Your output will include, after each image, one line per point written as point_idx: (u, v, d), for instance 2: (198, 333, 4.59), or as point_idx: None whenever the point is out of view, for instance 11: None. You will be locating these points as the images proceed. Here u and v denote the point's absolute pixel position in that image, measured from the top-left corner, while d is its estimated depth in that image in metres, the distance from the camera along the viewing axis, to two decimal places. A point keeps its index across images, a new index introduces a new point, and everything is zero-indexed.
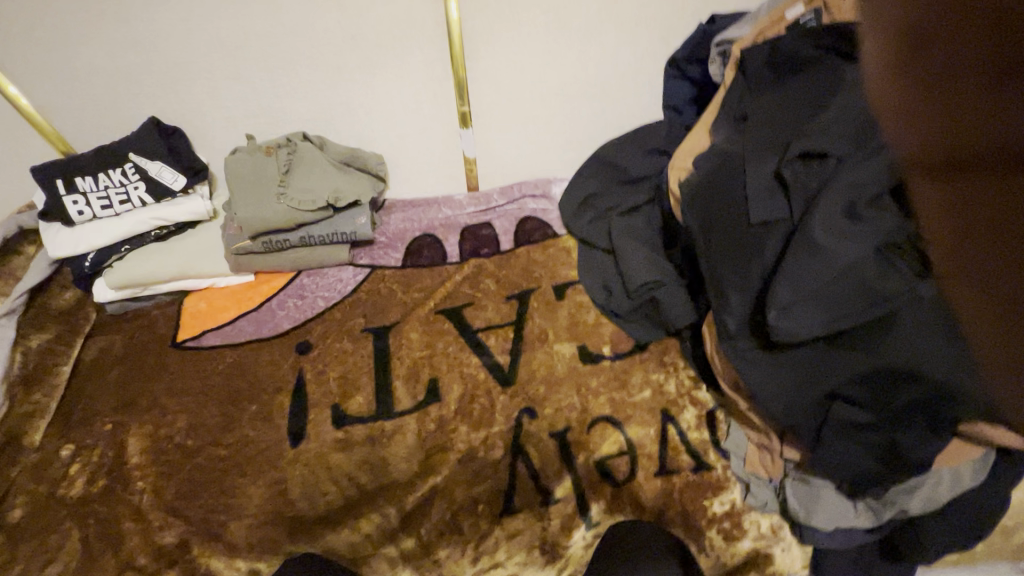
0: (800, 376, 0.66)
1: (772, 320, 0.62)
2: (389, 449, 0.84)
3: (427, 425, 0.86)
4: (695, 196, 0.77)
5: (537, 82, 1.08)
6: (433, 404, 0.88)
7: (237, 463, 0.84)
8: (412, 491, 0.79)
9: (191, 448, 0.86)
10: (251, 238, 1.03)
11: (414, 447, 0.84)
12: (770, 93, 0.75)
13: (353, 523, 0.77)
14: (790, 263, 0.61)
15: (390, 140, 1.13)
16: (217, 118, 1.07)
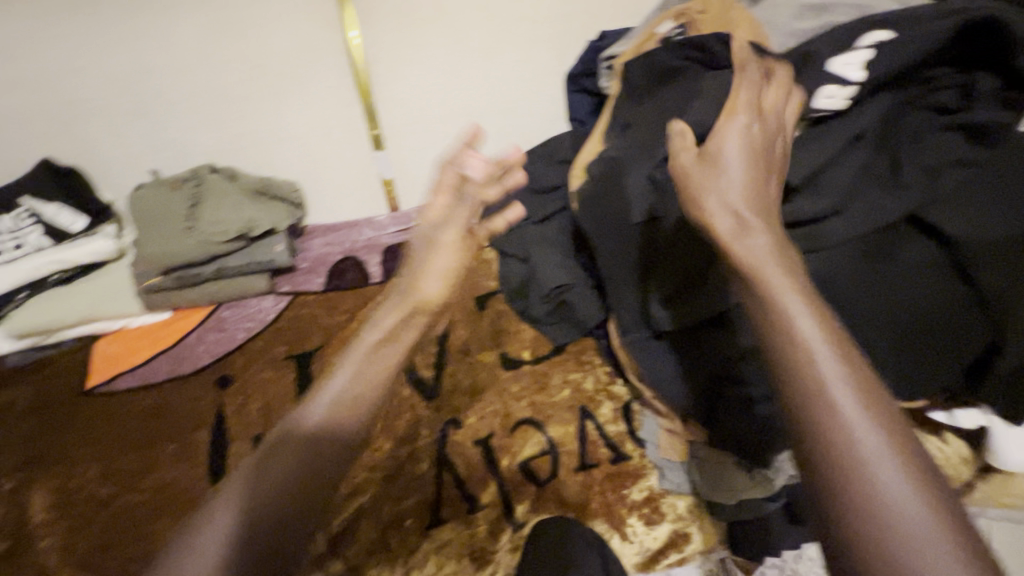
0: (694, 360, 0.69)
1: (655, 311, 0.71)
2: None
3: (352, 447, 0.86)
4: (586, 199, 0.81)
5: (444, 102, 1.11)
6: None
7: (154, 506, 0.81)
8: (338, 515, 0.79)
9: (105, 496, 0.83)
10: (161, 273, 1.01)
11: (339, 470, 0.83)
12: (645, 102, 0.82)
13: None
14: (669, 258, 0.70)
15: (304, 166, 1.13)
16: (119, 155, 1.05)
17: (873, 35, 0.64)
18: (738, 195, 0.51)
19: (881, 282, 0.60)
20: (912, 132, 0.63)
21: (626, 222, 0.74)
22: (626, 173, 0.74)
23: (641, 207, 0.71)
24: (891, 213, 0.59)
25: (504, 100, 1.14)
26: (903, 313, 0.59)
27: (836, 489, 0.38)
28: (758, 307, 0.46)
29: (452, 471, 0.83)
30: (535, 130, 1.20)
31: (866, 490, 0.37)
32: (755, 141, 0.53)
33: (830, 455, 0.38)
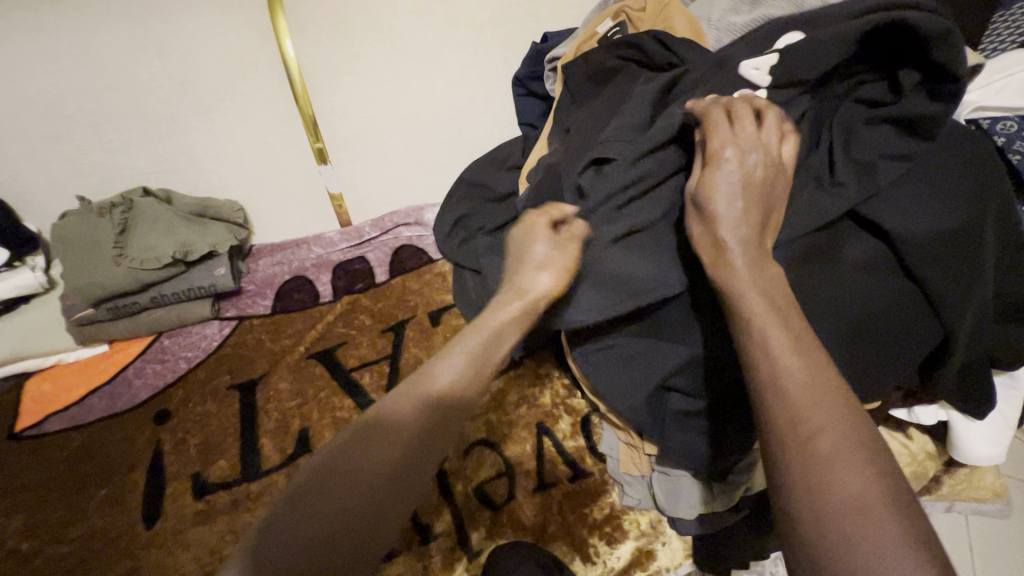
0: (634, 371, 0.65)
1: (569, 316, 0.66)
2: (257, 515, 0.78)
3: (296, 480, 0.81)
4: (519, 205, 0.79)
5: (389, 112, 1.07)
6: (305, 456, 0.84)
7: (81, 559, 0.75)
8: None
9: (29, 552, 0.76)
10: (94, 306, 0.96)
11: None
12: (585, 104, 0.79)
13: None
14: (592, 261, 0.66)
15: (245, 184, 1.08)
16: (41, 181, 0.98)
17: (785, 40, 0.63)
18: (727, 227, 0.52)
19: (836, 283, 0.57)
20: (845, 126, 0.60)
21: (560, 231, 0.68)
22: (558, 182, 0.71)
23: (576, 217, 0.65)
24: (831, 212, 0.57)
25: (452, 108, 1.11)
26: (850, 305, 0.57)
27: (800, 504, 0.38)
28: (741, 335, 0.47)
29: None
30: (485, 138, 1.17)
31: (837, 500, 0.37)
32: (740, 172, 0.54)
33: (793, 467, 0.39)
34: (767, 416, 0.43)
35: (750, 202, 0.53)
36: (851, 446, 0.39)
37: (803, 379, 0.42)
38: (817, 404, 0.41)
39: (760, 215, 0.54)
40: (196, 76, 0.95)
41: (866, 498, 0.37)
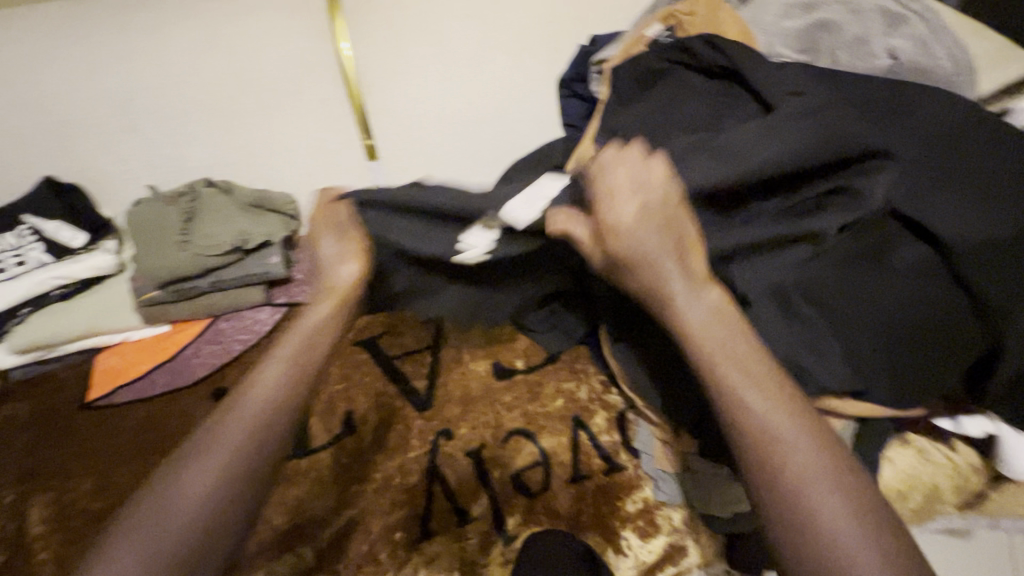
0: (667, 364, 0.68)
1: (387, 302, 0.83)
2: (304, 490, 0.82)
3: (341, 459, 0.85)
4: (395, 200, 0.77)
5: (435, 111, 1.11)
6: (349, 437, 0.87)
7: None
8: (328, 528, 0.78)
9: (103, 511, 0.84)
10: (160, 288, 1.02)
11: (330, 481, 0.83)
12: (630, 106, 0.80)
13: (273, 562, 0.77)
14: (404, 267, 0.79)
15: (298, 178, 1.13)
16: (115, 172, 1.06)
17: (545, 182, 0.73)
18: (663, 266, 0.51)
19: (870, 289, 0.58)
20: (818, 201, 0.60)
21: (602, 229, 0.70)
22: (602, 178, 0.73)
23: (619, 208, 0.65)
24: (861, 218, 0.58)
25: (496, 108, 1.13)
26: (870, 318, 0.57)
27: (780, 518, 0.40)
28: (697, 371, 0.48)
29: (441, 483, 0.82)
30: (530, 139, 1.18)
31: (818, 528, 0.39)
32: (646, 221, 0.53)
33: (768, 483, 0.41)
34: (744, 451, 0.43)
35: (665, 233, 0.52)
36: (822, 468, 0.41)
37: (761, 409, 0.43)
38: (782, 430, 0.42)
39: (674, 241, 0.52)
40: (257, 74, 1.00)
41: (829, 499, 0.39)
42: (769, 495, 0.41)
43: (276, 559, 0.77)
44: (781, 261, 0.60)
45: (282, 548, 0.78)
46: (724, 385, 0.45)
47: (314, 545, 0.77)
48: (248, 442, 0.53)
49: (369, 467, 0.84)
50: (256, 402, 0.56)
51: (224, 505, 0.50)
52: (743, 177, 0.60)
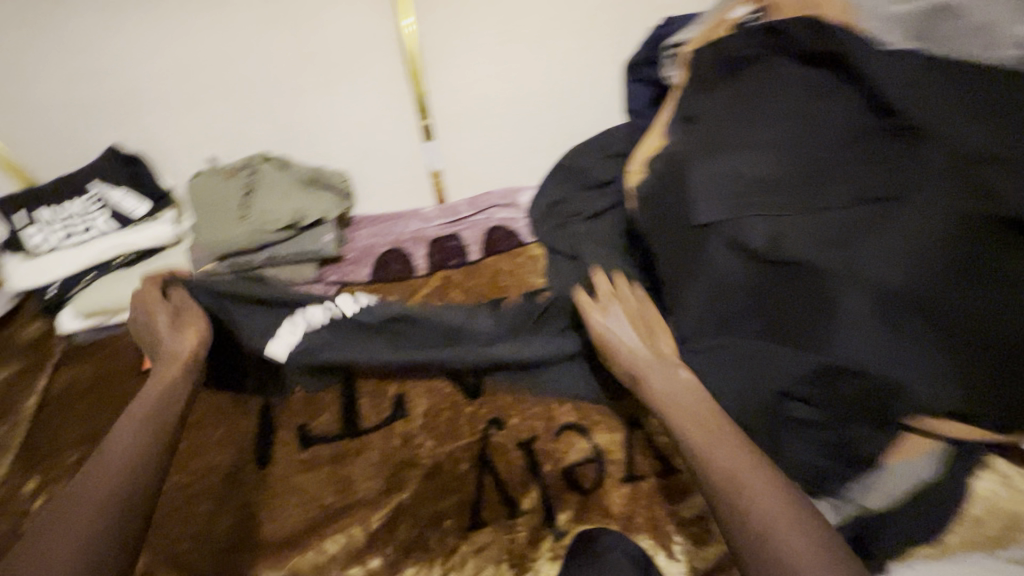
0: (734, 365, 0.64)
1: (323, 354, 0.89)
2: (355, 470, 0.82)
3: (391, 441, 0.85)
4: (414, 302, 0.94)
5: (495, 93, 1.08)
6: (399, 420, 0.87)
7: (203, 489, 0.82)
8: (378, 510, 0.78)
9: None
10: (217, 259, 1.03)
11: (380, 462, 0.83)
12: (711, 93, 0.76)
13: (321, 541, 0.76)
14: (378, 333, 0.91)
15: (354, 157, 1.12)
16: (177, 143, 1.07)
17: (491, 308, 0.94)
18: (639, 352, 0.69)
19: (973, 302, 0.55)
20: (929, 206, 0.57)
21: (684, 223, 0.68)
22: (683, 169, 0.70)
23: (704, 208, 0.65)
24: (958, 226, 0.55)
25: (558, 92, 1.10)
26: (962, 331, 0.55)
27: (746, 539, 0.49)
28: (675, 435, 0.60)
29: (492, 474, 0.81)
30: (587, 126, 1.16)
31: (781, 552, 0.47)
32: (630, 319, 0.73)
33: (728, 510, 0.52)
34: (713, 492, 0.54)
35: (638, 327, 0.72)
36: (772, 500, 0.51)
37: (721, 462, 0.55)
38: (737, 476, 0.53)
39: (647, 332, 0.72)
40: (320, 50, 0.99)
41: (781, 518, 0.49)
42: (740, 532, 0.50)
43: (325, 538, 0.76)
44: (878, 268, 0.57)
45: (332, 527, 0.77)
46: (696, 446, 0.58)
47: (364, 527, 0.77)
48: (126, 472, 0.63)
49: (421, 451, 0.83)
50: (132, 421, 0.70)
51: (123, 494, 0.60)
52: (829, 198, 0.62)
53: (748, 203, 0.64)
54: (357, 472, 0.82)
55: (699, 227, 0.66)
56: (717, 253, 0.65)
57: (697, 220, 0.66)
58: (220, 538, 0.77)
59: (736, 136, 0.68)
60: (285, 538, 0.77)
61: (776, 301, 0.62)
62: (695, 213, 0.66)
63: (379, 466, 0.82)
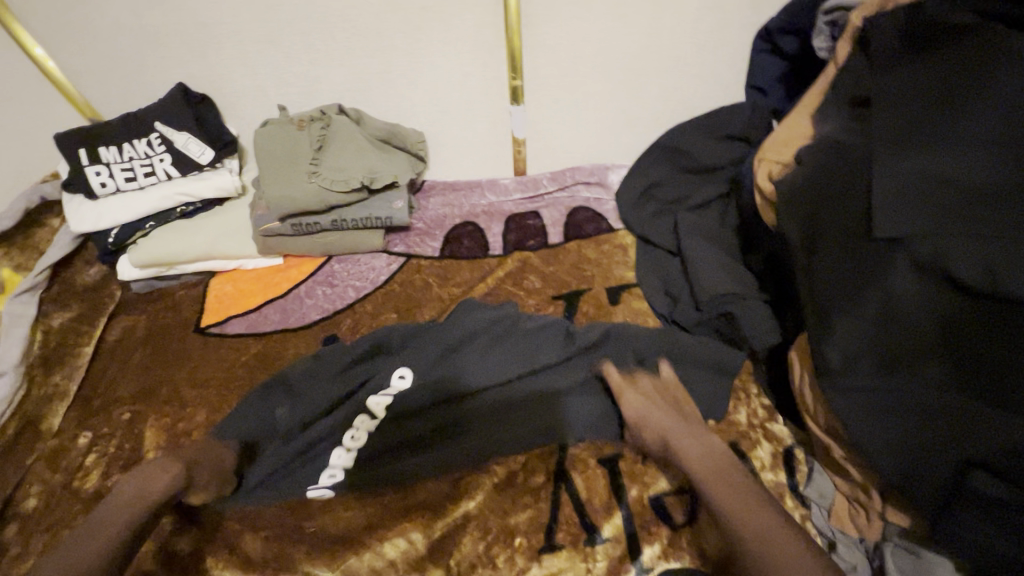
0: (902, 411, 0.54)
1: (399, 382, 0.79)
2: (413, 461, 0.74)
3: (454, 432, 0.76)
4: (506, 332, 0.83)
5: (602, 54, 0.94)
6: (455, 432, 0.76)
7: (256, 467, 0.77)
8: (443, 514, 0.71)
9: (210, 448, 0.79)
10: (280, 219, 0.95)
11: (441, 457, 0.74)
12: (894, 72, 0.62)
13: (379, 542, 0.69)
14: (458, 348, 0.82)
15: (434, 117, 1.02)
16: (249, 86, 0.98)
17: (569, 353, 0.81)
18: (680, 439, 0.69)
19: None
20: None
21: (859, 235, 0.58)
22: (857, 169, 0.60)
23: (887, 218, 0.55)
24: None
25: (673, 59, 0.95)
26: None
27: None
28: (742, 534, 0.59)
29: (570, 491, 0.72)
30: (698, 101, 1.02)
31: None
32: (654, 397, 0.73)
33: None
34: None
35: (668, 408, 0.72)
36: None
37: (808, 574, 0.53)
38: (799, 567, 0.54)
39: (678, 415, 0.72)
40: None
41: None
42: None
43: (382, 539, 0.69)
44: None
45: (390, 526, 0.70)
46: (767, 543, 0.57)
47: (426, 532, 0.70)
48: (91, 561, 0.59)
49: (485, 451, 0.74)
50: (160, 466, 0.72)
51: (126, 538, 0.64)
52: None
53: (946, 214, 0.53)
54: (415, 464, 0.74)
55: (879, 241, 0.56)
56: (899, 277, 0.55)
57: (879, 233, 0.56)
58: (273, 524, 0.72)
59: (938, 137, 0.56)
60: (340, 536, 0.70)
61: (973, 341, 0.51)
62: (875, 225, 0.56)
63: (440, 462, 0.74)
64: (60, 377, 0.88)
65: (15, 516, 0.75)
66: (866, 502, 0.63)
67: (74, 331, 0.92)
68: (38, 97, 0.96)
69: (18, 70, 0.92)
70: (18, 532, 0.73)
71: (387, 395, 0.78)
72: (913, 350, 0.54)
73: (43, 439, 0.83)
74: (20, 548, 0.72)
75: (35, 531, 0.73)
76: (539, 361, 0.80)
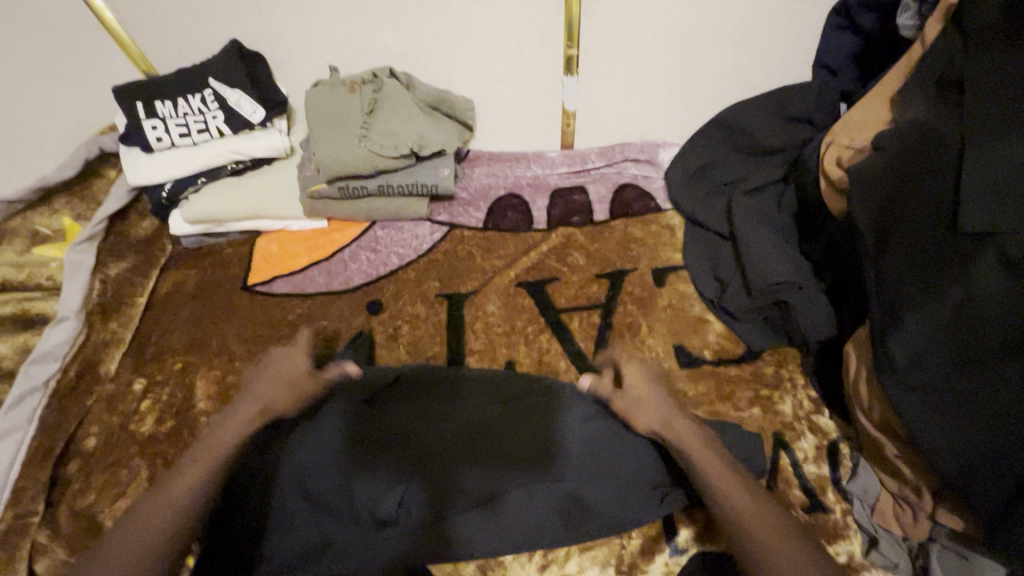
0: (969, 410, 0.54)
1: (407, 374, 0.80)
2: (408, 472, 0.68)
3: (449, 453, 0.69)
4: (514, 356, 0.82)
5: (664, 25, 0.90)
6: (453, 462, 0.69)
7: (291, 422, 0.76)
8: (471, 474, 0.68)
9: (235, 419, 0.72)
10: (327, 182, 0.95)
11: (439, 480, 0.67)
12: (993, 56, 0.58)
13: (413, 510, 0.66)
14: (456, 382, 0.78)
15: (484, 85, 1.00)
16: (301, 46, 0.97)
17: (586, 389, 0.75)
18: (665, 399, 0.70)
19: None
20: None
21: (941, 228, 0.57)
22: (943, 162, 0.57)
23: (974, 212, 0.53)
24: None
25: (738, 32, 0.90)
26: None
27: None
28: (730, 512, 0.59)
29: (608, 458, 0.68)
30: (761, 77, 0.97)
31: None
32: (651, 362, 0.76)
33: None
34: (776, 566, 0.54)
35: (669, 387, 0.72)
36: None
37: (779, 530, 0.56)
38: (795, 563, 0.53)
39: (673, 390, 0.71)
40: None
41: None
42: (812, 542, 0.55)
43: (409, 496, 0.66)
44: None
45: (419, 484, 0.67)
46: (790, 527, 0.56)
47: (456, 496, 0.66)
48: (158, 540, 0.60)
49: (490, 424, 0.72)
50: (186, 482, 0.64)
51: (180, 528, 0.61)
52: None
53: None
54: (411, 475, 0.68)
55: (964, 235, 0.55)
56: (982, 277, 0.53)
57: (964, 227, 0.54)
58: (303, 477, 0.68)
59: None
60: (364, 498, 0.66)
61: None
62: (960, 219, 0.54)
63: (433, 475, 0.68)
64: (116, 325, 0.91)
65: (78, 454, 0.79)
66: (914, 502, 0.61)
67: (129, 281, 0.95)
68: (95, 49, 0.97)
69: (76, 21, 0.93)
70: (80, 470, 0.78)
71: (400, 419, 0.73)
72: (987, 351, 0.53)
73: (102, 383, 0.86)
74: (82, 484, 0.76)
75: (96, 469, 0.78)
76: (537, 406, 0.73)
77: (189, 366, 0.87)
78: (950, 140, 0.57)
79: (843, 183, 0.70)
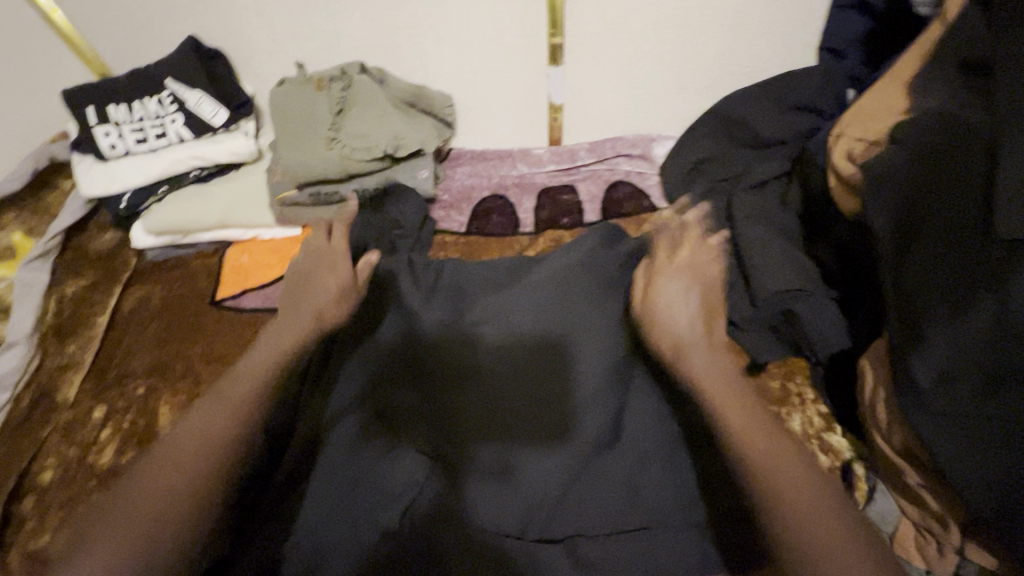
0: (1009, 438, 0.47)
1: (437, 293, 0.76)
2: (421, 441, 0.65)
3: (466, 422, 0.65)
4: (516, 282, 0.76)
5: (655, 8, 0.83)
6: (468, 432, 0.64)
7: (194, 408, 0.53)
8: (486, 452, 0.63)
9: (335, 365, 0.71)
10: (297, 187, 0.89)
11: (450, 455, 0.64)
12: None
13: (422, 481, 0.62)
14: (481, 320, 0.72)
15: (463, 78, 0.93)
16: (265, 41, 0.90)
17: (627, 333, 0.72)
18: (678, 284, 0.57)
19: None
20: None
21: (972, 230, 0.50)
22: (970, 162, 0.51)
23: (1010, 216, 0.47)
24: None
25: (735, 15, 0.83)
26: None
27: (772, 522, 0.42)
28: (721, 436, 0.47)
29: (639, 449, 0.64)
30: (761, 63, 0.90)
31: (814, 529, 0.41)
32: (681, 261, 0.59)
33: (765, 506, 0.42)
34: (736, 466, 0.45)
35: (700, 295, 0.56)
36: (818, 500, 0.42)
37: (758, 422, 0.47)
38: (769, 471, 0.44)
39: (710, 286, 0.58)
40: None
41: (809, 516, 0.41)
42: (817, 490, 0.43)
43: (417, 475, 0.63)
44: None
45: (432, 469, 0.63)
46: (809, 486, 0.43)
47: (469, 471, 0.63)
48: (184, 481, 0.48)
49: (505, 395, 0.66)
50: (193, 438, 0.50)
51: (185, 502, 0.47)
52: None
53: None
54: (427, 451, 0.65)
55: (999, 243, 0.48)
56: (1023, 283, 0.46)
57: (1000, 232, 0.47)
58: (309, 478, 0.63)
59: None
60: (379, 486, 0.62)
61: None
62: (995, 222, 0.48)
63: (448, 446, 0.64)
64: (74, 347, 0.85)
65: (30, 489, 0.73)
66: (939, 535, 0.56)
67: (87, 300, 0.88)
68: (43, 51, 0.90)
69: (20, 21, 0.86)
70: (32, 507, 0.71)
71: (421, 390, 0.68)
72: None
73: (57, 412, 0.80)
74: (34, 523, 0.70)
75: (49, 507, 0.71)
76: (560, 375, 0.66)
77: (155, 390, 0.81)
78: (982, 133, 0.50)
79: (855, 180, 0.64)
